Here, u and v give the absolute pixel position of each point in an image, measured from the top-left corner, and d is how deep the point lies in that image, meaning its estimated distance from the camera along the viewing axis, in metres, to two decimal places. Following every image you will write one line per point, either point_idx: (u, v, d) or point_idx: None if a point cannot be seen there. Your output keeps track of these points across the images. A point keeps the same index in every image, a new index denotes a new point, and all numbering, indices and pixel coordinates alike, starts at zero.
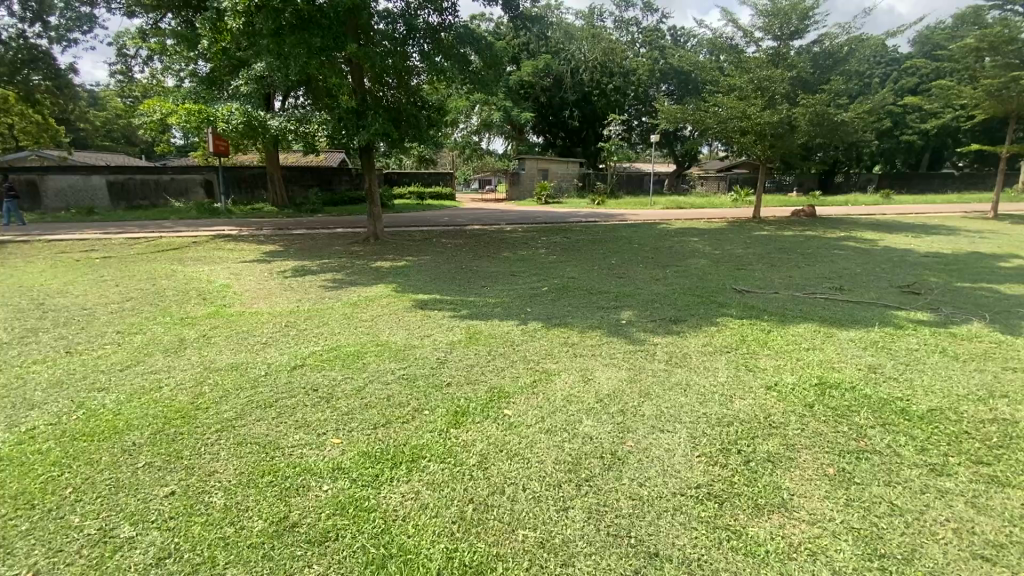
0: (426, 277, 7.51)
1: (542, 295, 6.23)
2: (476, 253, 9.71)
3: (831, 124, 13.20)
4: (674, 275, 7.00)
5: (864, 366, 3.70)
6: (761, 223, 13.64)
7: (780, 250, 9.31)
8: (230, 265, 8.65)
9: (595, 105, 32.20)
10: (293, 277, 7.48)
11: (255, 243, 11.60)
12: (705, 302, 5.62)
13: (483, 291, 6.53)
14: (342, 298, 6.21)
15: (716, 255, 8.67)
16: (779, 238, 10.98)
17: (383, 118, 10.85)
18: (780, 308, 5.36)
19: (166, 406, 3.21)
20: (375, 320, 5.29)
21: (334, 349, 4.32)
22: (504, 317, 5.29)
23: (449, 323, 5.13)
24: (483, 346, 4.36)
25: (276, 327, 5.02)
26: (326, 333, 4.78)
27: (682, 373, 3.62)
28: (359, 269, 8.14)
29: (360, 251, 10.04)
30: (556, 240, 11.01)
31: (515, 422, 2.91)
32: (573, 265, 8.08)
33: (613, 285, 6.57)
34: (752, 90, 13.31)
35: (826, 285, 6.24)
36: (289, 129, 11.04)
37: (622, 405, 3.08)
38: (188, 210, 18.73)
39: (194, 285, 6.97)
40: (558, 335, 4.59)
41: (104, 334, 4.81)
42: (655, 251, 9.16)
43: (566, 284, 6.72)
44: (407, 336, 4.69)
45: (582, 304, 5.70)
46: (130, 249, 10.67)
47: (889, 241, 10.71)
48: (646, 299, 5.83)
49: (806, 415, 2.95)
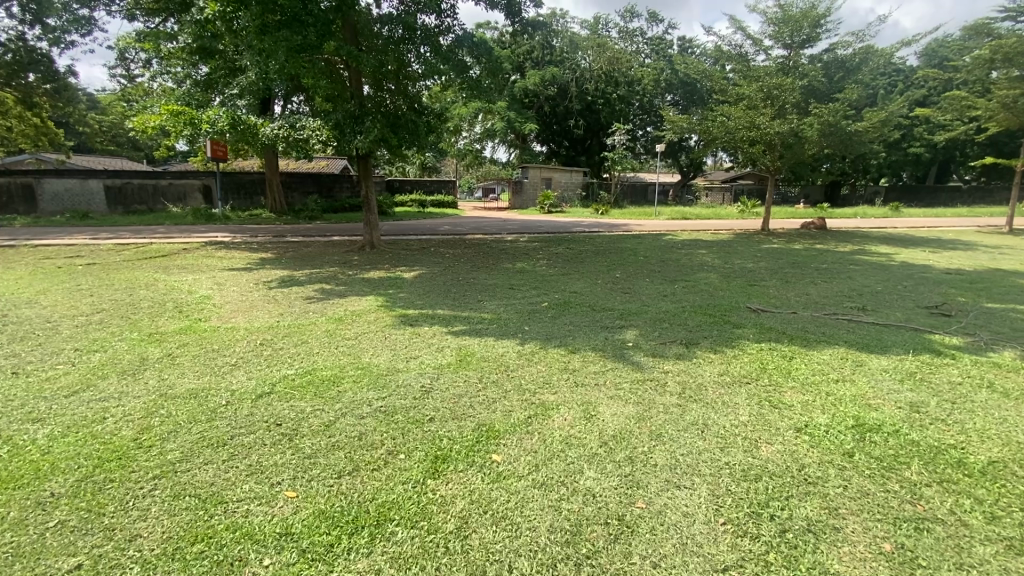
0: (420, 290, 7.10)
1: (542, 312, 5.80)
2: (474, 264, 9.32)
3: (843, 134, 12.78)
4: (683, 291, 6.57)
5: (906, 405, 3.24)
6: (771, 236, 13.20)
7: (793, 264, 8.86)
8: (215, 275, 8.28)
9: (599, 114, 31.43)
10: (278, 289, 7.09)
11: (247, 250, 11.22)
12: (718, 322, 5.17)
13: (478, 306, 6.11)
14: (327, 312, 5.81)
15: (726, 269, 8.23)
16: (792, 251, 10.53)
17: (378, 122, 10.36)
18: (801, 330, 4.90)
19: (103, 445, 2.80)
20: (359, 338, 4.88)
21: (310, 373, 3.90)
22: (501, 336, 4.87)
23: (440, 342, 4.72)
24: (474, 371, 3.93)
25: (250, 346, 4.60)
26: (304, 354, 4.36)
27: (698, 409, 3.18)
28: (349, 280, 7.75)
29: (355, 260, 9.65)
30: (557, 251, 10.59)
31: (504, 472, 2.47)
32: (576, 279, 7.67)
33: (618, 301, 6.15)
34: (761, 99, 12.89)
35: (847, 305, 5.79)
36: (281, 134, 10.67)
37: (631, 451, 2.65)
38: (184, 216, 18.45)
39: (172, 296, 6.59)
40: (559, 360, 4.15)
41: (60, 352, 4.40)
42: (662, 264, 8.73)
43: (567, 300, 6.30)
44: (393, 359, 4.27)
45: (585, 323, 5.26)
46: (117, 255, 10.31)
47: (905, 255, 10.24)
48: (654, 317, 5.39)
49: (847, 468, 2.50)
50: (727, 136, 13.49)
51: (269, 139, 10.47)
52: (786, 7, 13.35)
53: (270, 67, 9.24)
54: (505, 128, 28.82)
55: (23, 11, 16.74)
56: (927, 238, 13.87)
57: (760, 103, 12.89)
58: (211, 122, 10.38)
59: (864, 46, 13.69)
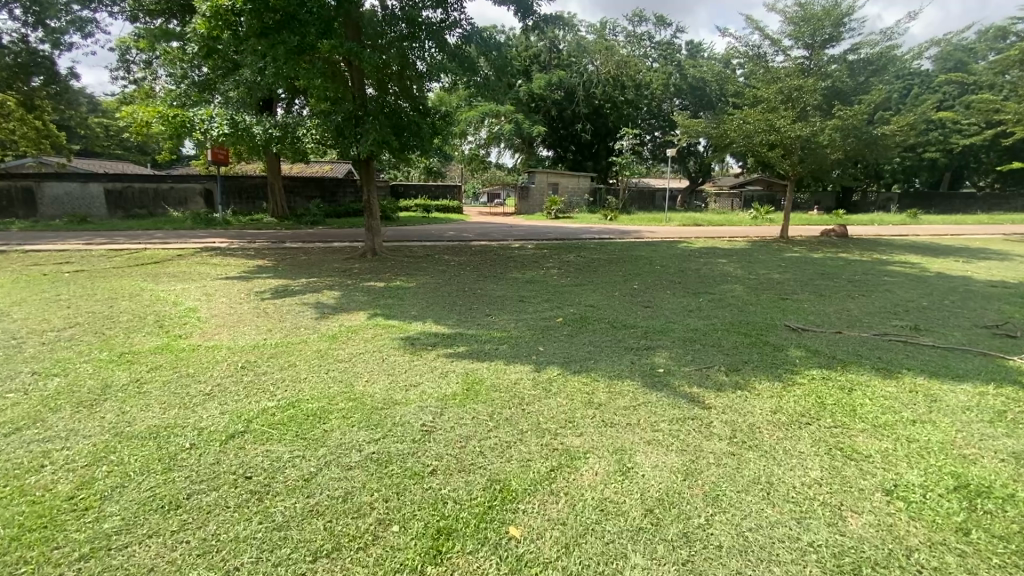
0: (422, 302, 6.58)
1: (558, 329, 5.25)
2: (481, 272, 8.82)
3: (867, 137, 12.17)
4: (711, 307, 6.02)
5: (1009, 456, 2.70)
6: (791, 243, 12.61)
7: (822, 274, 8.28)
8: (207, 283, 7.81)
9: (607, 118, 31.43)
10: (272, 301, 6.59)
11: (244, 257, 10.74)
12: (755, 343, 4.63)
13: (485, 321, 5.57)
14: (321, 328, 5.29)
15: (751, 281, 7.68)
16: (815, 260, 9.96)
17: (380, 123, 9.92)
18: (851, 353, 4.34)
19: (29, 507, 2.27)
20: (353, 360, 4.34)
21: (294, 406, 3.37)
22: (513, 359, 4.33)
23: (443, 366, 4.17)
24: (483, 404, 3.39)
25: (228, 370, 4.04)
26: (289, 381, 3.81)
27: (757, 463, 2.62)
28: (348, 291, 7.24)
29: (356, 268, 9.19)
30: (568, 259, 10.07)
31: (528, 560, 1.94)
32: (590, 290, 7.14)
33: (641, 317, 5.61)
34: (782, 101, 12.27)
35: (896, 324, 5.23)
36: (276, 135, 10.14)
37: (685, 525, 2.11)
38: (184, 220, 18.06)
39: (155, 308, 6.08)
40: (581, 391, 3.59)
41: (16, 376, 3.88)
42: (682, 275, 8.17)
43: (584, 315, 5.76)
44: (391, 386, 3.74)
45: (607, 343, 4.72)
46: (107, 262, 9.86)
47: (938, 265, 9.65)
48: (684, 337, 4.84)
49: (967, 556, 1.97)
50: (744, 140, 12.87)
51: (263, 139, 10.00)
52: (807, 5, 12.77)
53: (267, 68, 8.81)
54: (512, 132, 28.29)
55: (25, 13, 16.30)
56: (953, 247, 13.28)
57: (781, 104, 12.29)
58: (203, 126, 9.87)
59: (889, 46, 13.14)
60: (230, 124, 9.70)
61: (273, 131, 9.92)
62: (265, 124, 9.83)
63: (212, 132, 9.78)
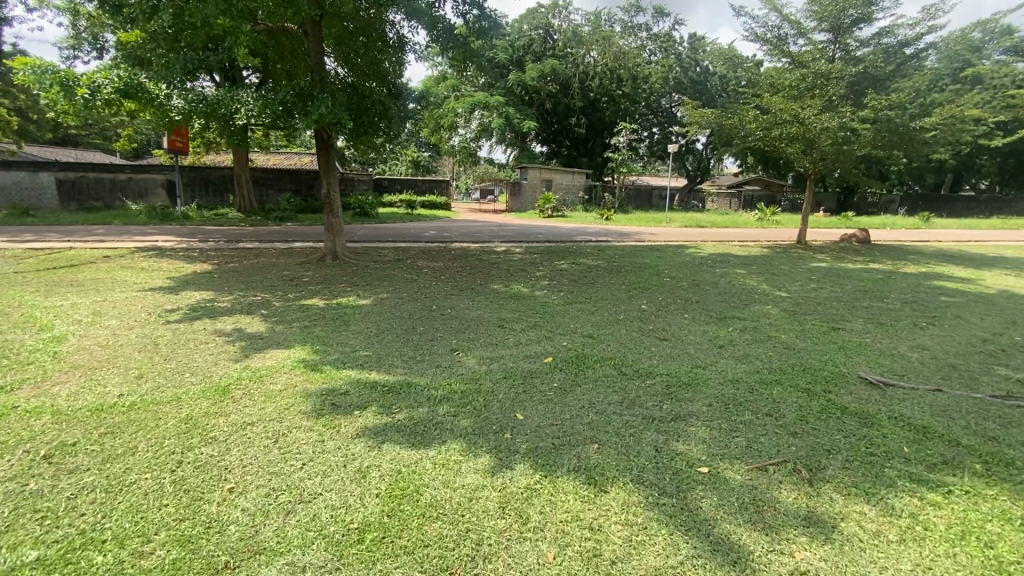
0: (371, 328, 5.11)
1: (546, 377, 3.78)
2: (457, 283, 7.38)
3: (905, 132, 10.63)
4: (746, 341, 4.62)
5: None
6: (811, 250, 11.27)
7: (866, 291, 6.90)
8: (112, 296, 6.26)
9: (604, 112, 29.71)
10: (175, 325, 5.06)
11: (182, 259, 9.19)
12: (828, 412, 3.17)
13: (449, 363, 4.11)
14: (213, 374, 3.78)
15: (785, 300, 6.28)
16: (848, 271, 8.57)
17: (337, 101, 8.02)
18: (982, 437, 2.88)
19: None
20: (231, 440, 2.85)
21: (64, 566, 1.91)
22: (473, 440, 2.86)
23: (362, 456, 2.69)
24: (401, 562, 1.92)
25: (10, 468, 2.54)
26: (98, 495, 2.34)
27: None
28: (284, 310, 5.75)
29: (308, 277, 7.69)
30: (561, 267, 8.64)
31: None
32: (589, 312, 5.70)
33: (656, 357, 4.20)
34: (804, 89, 10.80)
35: (1010, 376, 3.83)
36: (193, 112, 7.82)
37: None
38: (137, 214, 16.33)
39: (6, 338, 4.53)
40: (580, 525, 2.12)
41: None
42: (699, 290, 6.77)
43: (582, 352, 4.34)
44: (264, 505, 2.27)
45: (613, 407, 3.22)
46: (12, 265, 8.24)
47: (989, 279, 8.35)
48: (725, 397, 3.40)
49: None
50: (761, 133, 11.38)
51: (183, 116, 7.90)
52: None
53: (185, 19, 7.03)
54: (504, 126, 26.69)
55: None
56: (987, 255, 12.01)
57: (807, 92, 10.78)
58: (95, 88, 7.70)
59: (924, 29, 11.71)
60: (128, 90, 7.49)
61: (194, 105, 7.72)
62: (185, 95, 7.69)
63: (101, 94, 7.45)
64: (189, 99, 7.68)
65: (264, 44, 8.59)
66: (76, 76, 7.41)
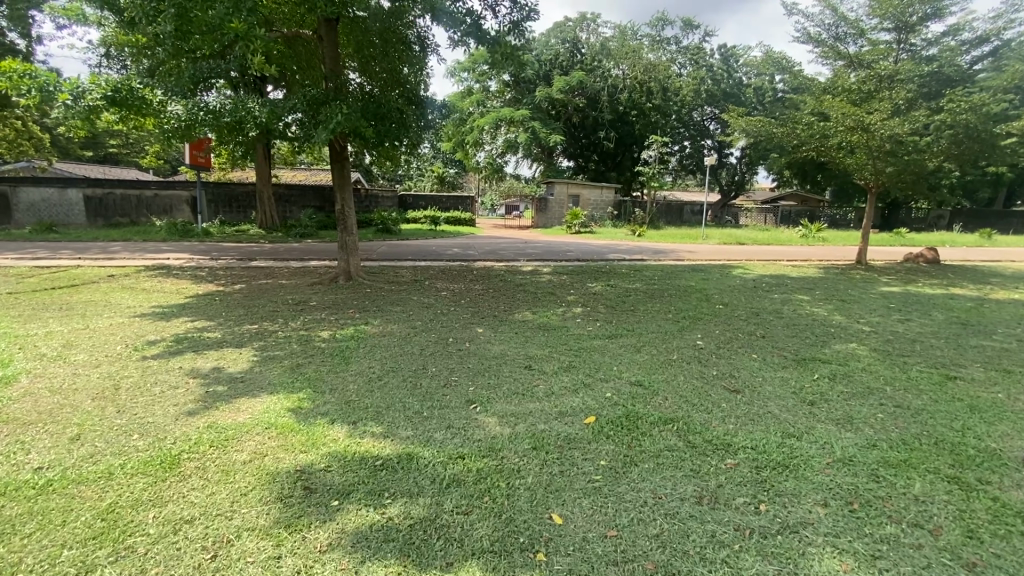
0: (375, 368, 4.28)
1: (590, 449, 2.86)
2: (479, 310, 6.55)
3: (987, 138, 9.41)
4: (842, 396, 3.62)
5: None
6: (873, 270, 10.08)
7: (967, 324, 5.77)
8: (95, 323, 5.61)
9: (633, 126, 28.85)
10: (150, 362, 4.34)
11: (188, 279, 8.62)
12: (1007, 527, 2.19)
13: (466, 424, 3.21)
14: (168, 436, 2.99)
15: (870, 336, 5.25)
16: (930, 297, 7.41)
17: (353, 108, 7.36)
18: None
19: None
20: (151, 555, 2.02)
21: None
22: (493, 562, 1.98)
23: None
24: None
25: None
26: None
27: None
28: (280, 344, 4.99)
29: (315, 301, 6.99)
30: (595, 290, 7.76)
31: None
32: (632, 350, 4.77)
33: (730, 419, 3.24)
34: (868, 93, 9.72)
35: None
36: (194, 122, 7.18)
37: None
38: (158, 230, 16.10)
39: None
40: None
41: None
42: (762, 322, 5.78)
43: (632, 409, 3.39)
44: None
45: (689, 508, 2.29)
46: (11, 285, 7.77)
47: None
48: (849, 494, 2.41)
49: None
50: (816, 142, 10.32)
51: (186, 126, 7.28)
52: None
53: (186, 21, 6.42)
54: (530, 141, 26.01)
55: None
56: None
57: (871, 96, 9.72)
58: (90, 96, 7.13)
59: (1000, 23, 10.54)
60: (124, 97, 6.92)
61: (194, 113, 7.17)
62: (185, 103, 7.14)
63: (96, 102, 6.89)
64: (191, 108, 7.11)
65: (280, 52, 8.06)
66: (72, 83, 6.88)
